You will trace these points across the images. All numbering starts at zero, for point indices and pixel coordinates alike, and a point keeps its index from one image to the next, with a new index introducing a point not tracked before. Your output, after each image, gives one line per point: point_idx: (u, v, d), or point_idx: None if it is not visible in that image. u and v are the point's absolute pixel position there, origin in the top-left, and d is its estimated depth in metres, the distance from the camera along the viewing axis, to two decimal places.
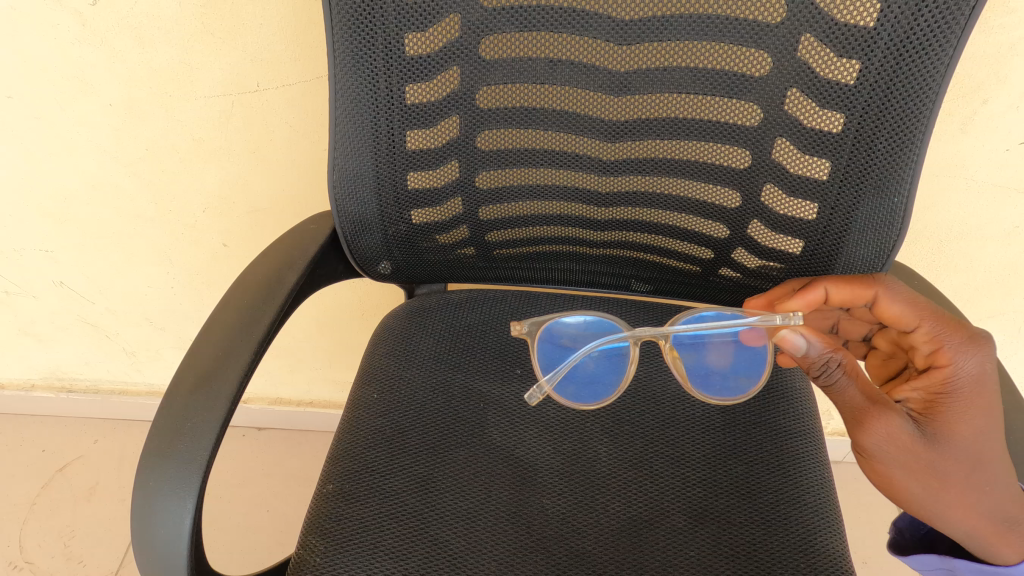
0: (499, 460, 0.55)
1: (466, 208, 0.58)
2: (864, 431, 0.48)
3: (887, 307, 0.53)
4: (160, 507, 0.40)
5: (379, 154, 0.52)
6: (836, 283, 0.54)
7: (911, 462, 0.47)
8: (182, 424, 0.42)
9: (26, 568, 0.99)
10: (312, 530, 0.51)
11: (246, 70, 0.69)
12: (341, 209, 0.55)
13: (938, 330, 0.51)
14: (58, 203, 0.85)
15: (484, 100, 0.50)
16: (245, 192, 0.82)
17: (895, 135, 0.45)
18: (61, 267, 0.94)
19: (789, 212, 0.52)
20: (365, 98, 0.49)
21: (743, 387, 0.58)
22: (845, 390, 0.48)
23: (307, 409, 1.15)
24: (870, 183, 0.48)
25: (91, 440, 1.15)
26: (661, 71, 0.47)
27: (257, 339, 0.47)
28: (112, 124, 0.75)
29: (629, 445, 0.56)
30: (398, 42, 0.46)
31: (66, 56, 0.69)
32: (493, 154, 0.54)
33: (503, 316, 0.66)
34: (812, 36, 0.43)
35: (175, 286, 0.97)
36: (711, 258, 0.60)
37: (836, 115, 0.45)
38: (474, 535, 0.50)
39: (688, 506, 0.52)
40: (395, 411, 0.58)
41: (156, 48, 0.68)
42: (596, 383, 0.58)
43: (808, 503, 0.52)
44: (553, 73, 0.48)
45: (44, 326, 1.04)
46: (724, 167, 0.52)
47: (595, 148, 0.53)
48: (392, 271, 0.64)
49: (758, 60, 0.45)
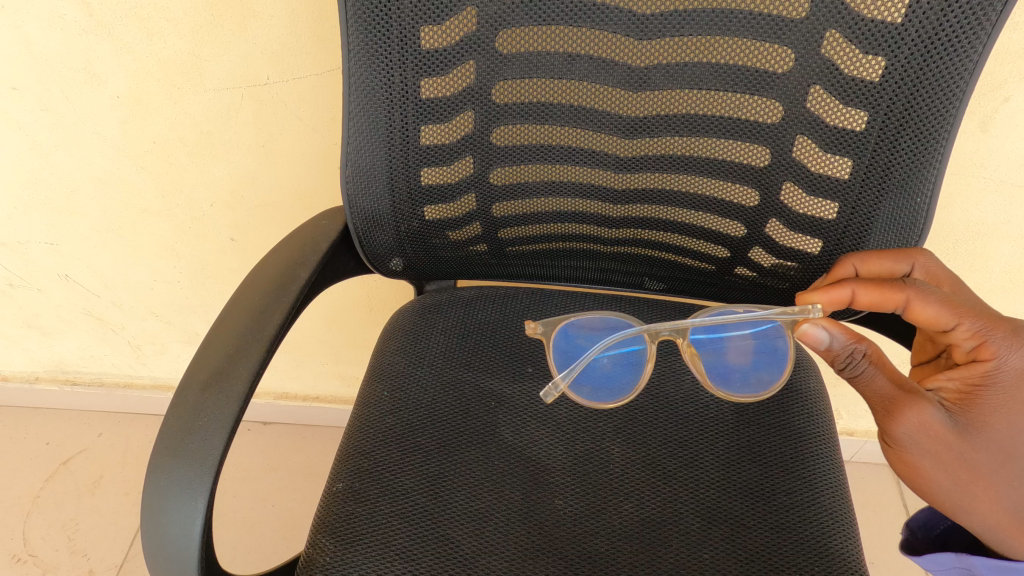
0: (510, 460, 0.55)
1: (479, 206, 0.57)
2: (895, 420, 0.47)
3: (920, 311, 0.49)
4: (171, 507, 0.40)
5: (392, 148, 0.51)
6: (863, 285, 0.51)
7: (941, 453, 0.46)
8: (193, 423, 0.42)
9: (30, 561, 0.98)
10: (322, 529, 0.50)
11: (256, 63, 0.68)
12: (353, 205, 0.54)
13: (979, 327, 0.48)
14: (64, 196, 0.84)
15: (500, 95, 0.49)
16: (254, 185, 0.81)
17: (921, 132, 0.44)
18: (65, 260, 0.93)
19: (808, 212, 0.52)
20: (378, 92, 0.48)
21: (765, 386, 0.57)
22: (873, 380, 0.47)
23: (313, 404, 1.15)
24: (893, 183, 0.47)
25: (96, 433, 1.15)
26: (680, 66, 0.46)
27: (268, 338, 0.46)
28: (119, 116, 0.74)
29: (642, 445, 0.55)
30: (414, 36, 0.45)
31: (73, 47, 0.68)
32: (508, 151, 0.53)
33: (514, 313, 0.65)
34: (837, 32, 0.42)
35: (181, 279, 0.96)
36: (726, 257, 0.59)
37: (860, 113, 0.45)
38: (485, 535, 0.50)
39: (701, 507, 0.51)
40: (405, 409, 0.57)
41: (165, 39, 0.67)
42: (613, 381, 0.58)
43: (823, 505, 0.51)
44: (571, 68, 0.47)
45: (48, 318, 1.03)
46: (743, 165, 0.51)
47: (613, 145, 0.52)
48: (403, 267, 0.63)
49: (780, 56, 0.44)
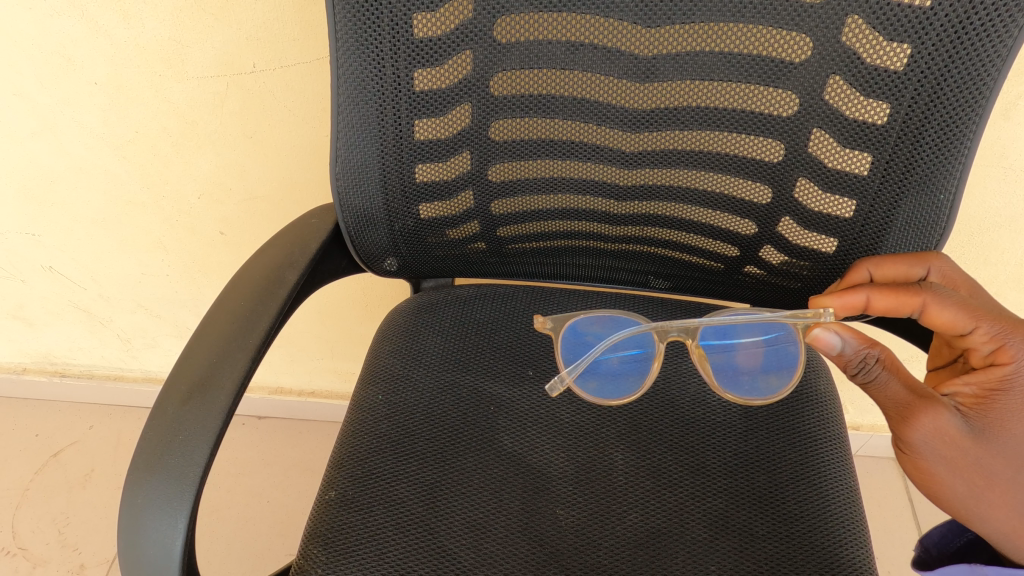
0: (510, 468, 0.53)
1: (477, 204, 0.55)
2: (910, 426, 0.45)
3: (936, 315, 0.47)
4: (149, 525, 0.38)
5: (385, 144, 0.48)
6: (878, 291, 0.49)
7: (958, 459, 0.44)
8: (173, 437, 0.39)
9: (20, 554, 0.98)
10: (313, 538, 0.49)
11: (241, 49, 0.65)
12: (344, 203, 0.52)
13: (997, 331, 0.46)
14: (43, 186, 0.81)
15: (498, 85, 0.46)
16: (243, 177, 0.78)
17: (945, 127, 0.41)
18: (49, 251, 0.90)
19: (823, 210, 0.49)
20: (369, 84, 0.45)
21: (773, 387, 0.54)
22: (887, 386, 0.45)
23: (310, 399, 1.13)
24: (915, 180, 0.44)
25: (87, 425, 1.13)
26: (690, 55, 0.43)
27: (254, 345, 0.44)
28: (97, 103, 0.71)
29: (647, 452, 0.54)
30: (406, 24, 0.42)
31: (46, 31, 0.64)
32: (507, 145, 0.50)
33: (513, 313, 0.63)
34: (860, 18, 0.39)
35: (169, 273, 0.93)
36: (735, 255, 0.56)
37: (882, 105, 0.42)
38: (484, 546, 0.48)
39: (708, 517, 0.50)
40: (401, 415, 0.55)
41: (144, 23, 0.63)
42: (620, 378, 0.55)
43: (834, 514, 0.50)
44: (573, 58, 0.44)
45: (34, 310, 1.01)
46: (756, 161, 0.48)
47: (617, 139, 0.49)
48: (397, 267, 0.61)
49: (798, 45, 0.41)
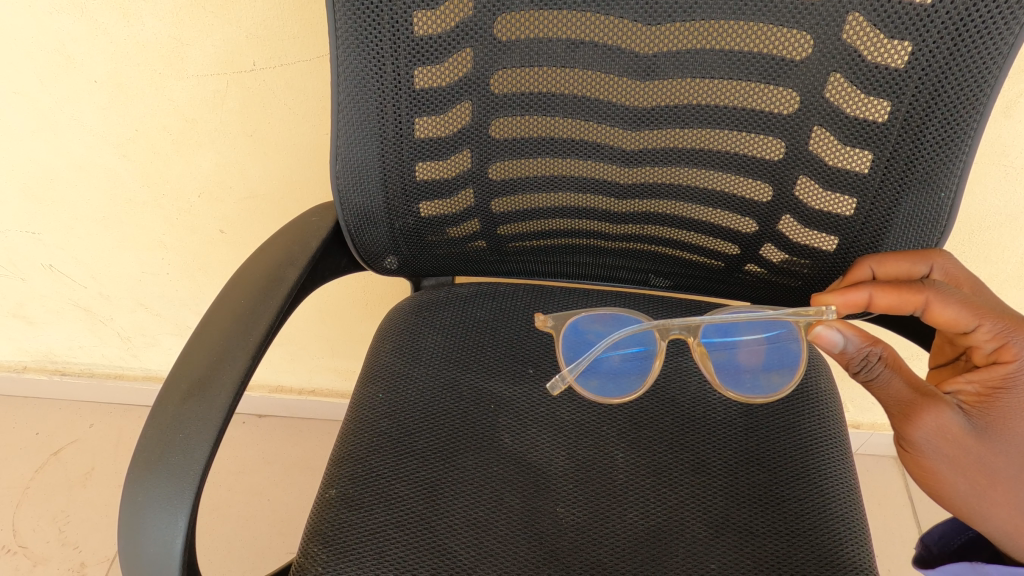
0: (509, 467, 0.53)
1: (478, 202, 0.55)
2: (913, 424, 0.45)
3: (939, 312, 0.47)
4: (149, 524, 0.38)
5: (385, 142, 0.48)
6: (880, 288, 0.48)
7: (960, 457, 0.44)
8: (172, 436, 0.39)
9: (20, 552, 0.98)
10: (314, 537, 0.49)
11: (241, 47, 0.65)
12: (345, 201, 0.52)
13: (1000, 329, 0.46)
14: (44, 184, 0.81)
15: (498, 83, 0.46)
16: (243, 175, 0.78)
17: (947, 125, 0.41)
18: (49, 250, 0.90)
19: (824, 208, 0.49)
20: (369, 82, 0.45)
21: (775, 385, 0.54)
22: (889, 384, 0.46)
23: (310, 397, 1.13)
24: (916, 178, 0.44)
25: (88, 424, 1.13)
26: (691, 53, 0.43)
27: (254, 343, 0.44)
28: (97, 101, 0.71)
29: (647, 450, 0.54)
30: (406, 21, 0.42)
31: (46, 29, 0.64)
32: (507, 143, 0.50)
33: (514, 312, 0.63)
34: (861, 15, 0.39)
35: (169, 271, 0.93)
36: (736, 254, 0.56)
37: (883, 103, 0.42)
38: (484, 544, 0.48)
39: (708, 515, 0.50)
40: (401, 413, 0.55)
41: (144, 21, 0.63)
42: (621, 376, 0.55)
43: (835, 512, 0.50)
44: (573, 55, 0.44)
45: (34, 309, 1.01)
46: (757, 159, 0.48)
47: (617, 138, 0.49)
48: (398, 266, 0.61)
49: (799, 42, 0.41)
